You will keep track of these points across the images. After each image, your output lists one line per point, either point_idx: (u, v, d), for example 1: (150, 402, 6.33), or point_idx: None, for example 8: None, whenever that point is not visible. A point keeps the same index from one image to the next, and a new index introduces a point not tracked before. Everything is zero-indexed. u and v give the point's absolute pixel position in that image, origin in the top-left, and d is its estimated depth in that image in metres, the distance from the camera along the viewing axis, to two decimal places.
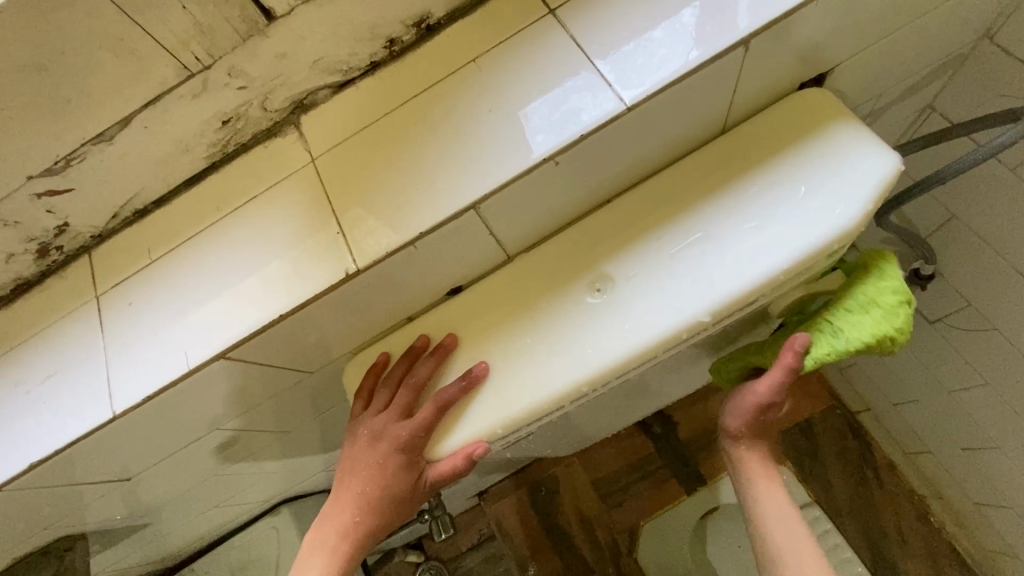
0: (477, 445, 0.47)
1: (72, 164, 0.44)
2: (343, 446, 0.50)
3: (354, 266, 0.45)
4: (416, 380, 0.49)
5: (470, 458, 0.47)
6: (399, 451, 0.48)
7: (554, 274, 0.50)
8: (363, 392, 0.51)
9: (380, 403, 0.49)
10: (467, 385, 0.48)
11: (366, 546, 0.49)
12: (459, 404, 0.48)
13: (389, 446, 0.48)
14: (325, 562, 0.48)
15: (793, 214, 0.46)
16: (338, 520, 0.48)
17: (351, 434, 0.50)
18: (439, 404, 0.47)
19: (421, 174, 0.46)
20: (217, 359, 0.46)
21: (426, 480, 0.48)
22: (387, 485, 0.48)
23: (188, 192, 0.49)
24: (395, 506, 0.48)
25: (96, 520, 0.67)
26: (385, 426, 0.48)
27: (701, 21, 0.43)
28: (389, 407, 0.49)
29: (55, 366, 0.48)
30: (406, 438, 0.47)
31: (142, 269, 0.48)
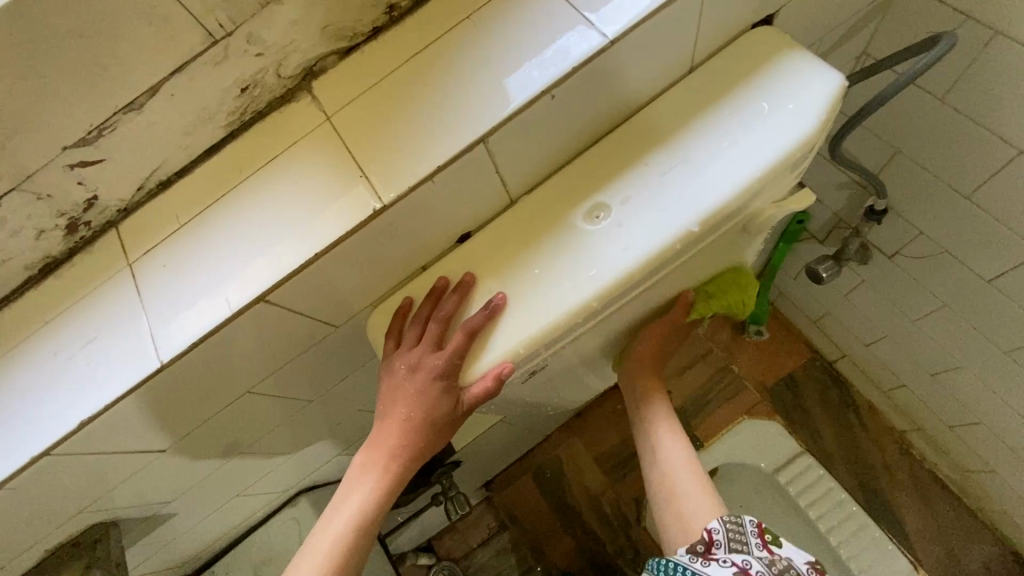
0: (503, 365, 0.51)
1: (104, 134, 0.47)
2: (379, 383, 0.53)
3: (377, 206, 0.49)
4: (446, 312, 0.53)
5: (499, 378, 0.51)
6: (435, 379, 0.51)
7: (555, 209, 0.55)
8: (398, 328, 0.54)
9: (414, 337, 0.53)
10: (490, 312, 0.52)
11: (407, 470, 0.52)
12: (485, 331, 0.52)
13: (425, 376, 0.51)
14: (370, 484, 0.51)
15: (759, 130, 0.52)
16: (381, 445, 0.52)
17: (387, 371, 0.53)
18: (467, 331, 0.51)
19: (430, 121, 0.50)
20: (255, 304, 0.49)
21: (459, 405, 0.52)
22: (425, 411, 0.51)
23: (209, 160, 0.53)
24: (433, 432, 0.52)
25: (125, 508, 0.68)
26: (420, 355, 0.52)
27: None
28: (421, 341, 0.52)
29: (94, 332, 0.50)
30: (440, 364, 0.51)
31: (172, 234, 0.51)
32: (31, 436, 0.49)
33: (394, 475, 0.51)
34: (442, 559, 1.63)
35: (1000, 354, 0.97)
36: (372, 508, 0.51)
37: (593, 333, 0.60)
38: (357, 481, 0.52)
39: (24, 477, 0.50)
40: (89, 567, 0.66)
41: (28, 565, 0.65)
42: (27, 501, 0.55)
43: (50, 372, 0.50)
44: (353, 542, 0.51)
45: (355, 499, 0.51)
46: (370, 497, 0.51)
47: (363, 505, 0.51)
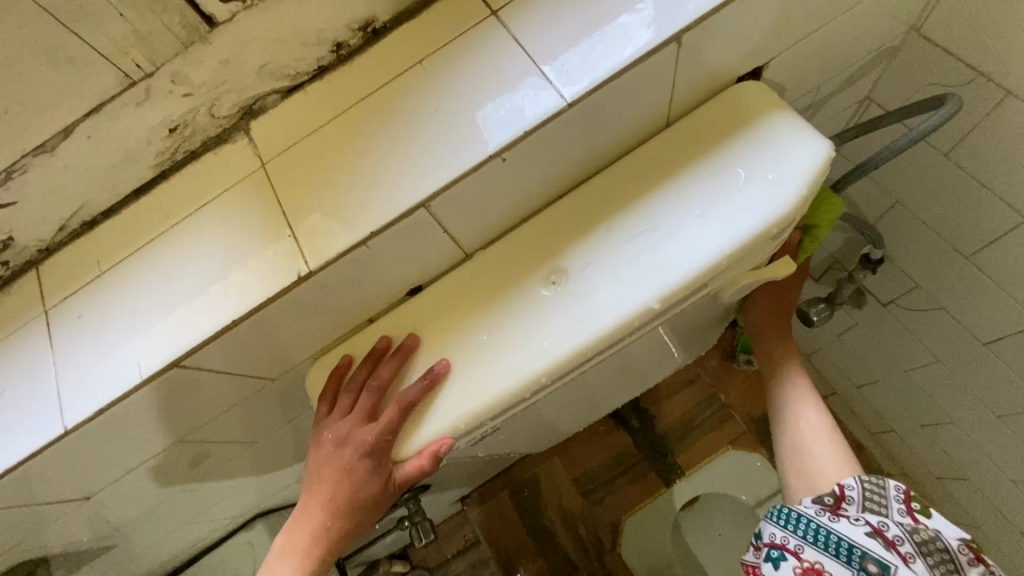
0: (441, 441, 0.48)
1: (14, 176, 0.43)
2: (307, 453, 0.50)
3: (305, 270, 0.45)
4: (382, 380, 0.49)
5: (436, 456, 0.48)
6: (364, 456, 0.47)
7: (509, 270, 0.51)
8: (331, 394, 0.51)
9: (346, 406, 0.49)
10: (428, 383, 0.48)
11: (334, 553, 0.48)
12: (421, 403, 0.48)
13: (354, 451, 0.47)
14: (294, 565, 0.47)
15: (734, 201, 0.47)
16: (305, 526, 0.48)
17: (316, 440, 0.49)
18: (402, 405, 0.47)
19: (373, 174, 0.46)
20: (172, 367, 0.45)
21: (391, 482, 0.48)
22: (354, 489, 0.47)
23: (138, 201, 0.49)
24: (362, 510, 0.48)
25: (58, 542, 0.65)
26: (351, 428, 0.48)
27: (636, 17, 0.45)
28: (353, 410, 0.49)
29: (3, 384, 0.47)
30: (373, 439, 0.47)
31: (92, 280, 0.48)
32: None
33: (319, 559, 0.47)
34: (416, 567, 1.58)
35: (991, 417, 0.93)
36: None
37: (549, 398, 0.56)
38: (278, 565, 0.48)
39: None
40: None
41: None
42: None
43: None
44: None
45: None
46: None
47: None
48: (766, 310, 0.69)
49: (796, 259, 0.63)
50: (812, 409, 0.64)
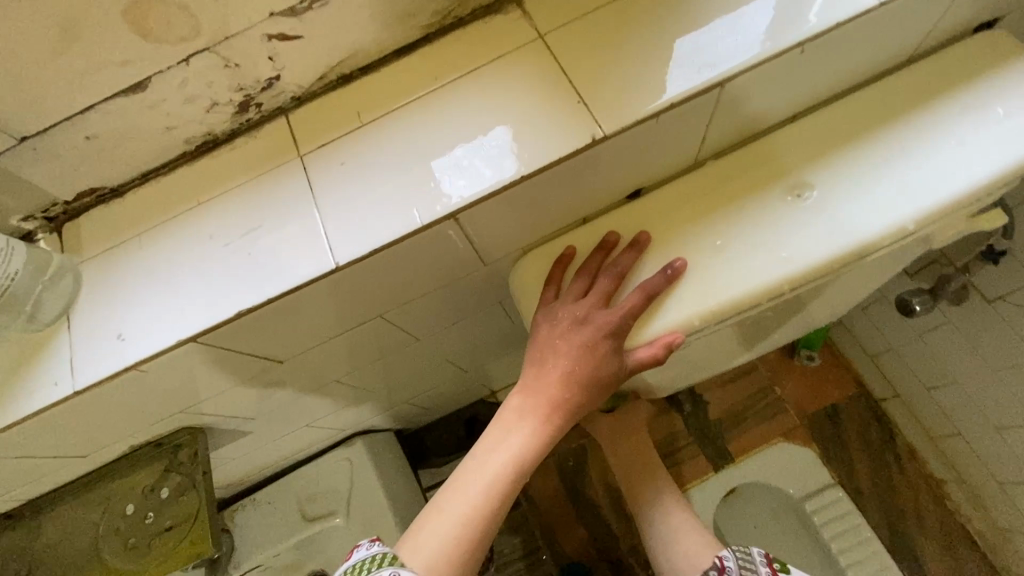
0: (675, 334, 0.48)
1: (313, 7, 0.42)
2: (535, 332, 0.50)
3: (598, 134, 0.44)
4: (621, 269, 0.49)
5: (670, 347, 0.47)
6: (606, 336, 0.47)
7: (746, 181, 0.52)
8: (559, 281, 0.52)
9: (582, 291, 0.50)
10: (669, 277, 0.48)
11: (563, 427, 0.48)
12: (660, 295, 0.49)
13: (594, 331, 0.48)
14: (526, 435, 0.47)
15: (993, 133, 0.48)
16: (539, 396, 0.48)
17: (547, 321, 0.50)
18: (646, 292, 0.48)
19: (657, 55, 0.46)
20: (446, 220, 0.45)
21: (625, 368, 0.48)
22: (592, 368, 0.48)
23: (396, 63, 0.49)
24: (595, 390, 0.48)
25: (216, 415, 0.63)
26: (591, 311, 0.49)
27: None
28: (589, 295, 0.50)
29: (260, 220, 0.47)
30: (615, 321, 0.48)
31: (351, 132, 0.48)
32: (173, 319, 0.45)
33: (552, 429, 0.48)
34: None
35: None
36: (525, 461, 0.47)
37: (747, 322, 0.57)
38: (511, 431, 0.48)
39: (156, 368, 0.46)
40: (168, 471, 0.62)
41: (110, 457, 0.62)
42: (137, 396, 0.51)
43: (198, 257, 0.47)
44: (502, 494, 0.46)
45: (508, 447, 0.47)
46: (526, 449, 0.47)
47: (517, 458, 0.47)
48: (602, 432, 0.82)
49: (613, 421, 0.81)
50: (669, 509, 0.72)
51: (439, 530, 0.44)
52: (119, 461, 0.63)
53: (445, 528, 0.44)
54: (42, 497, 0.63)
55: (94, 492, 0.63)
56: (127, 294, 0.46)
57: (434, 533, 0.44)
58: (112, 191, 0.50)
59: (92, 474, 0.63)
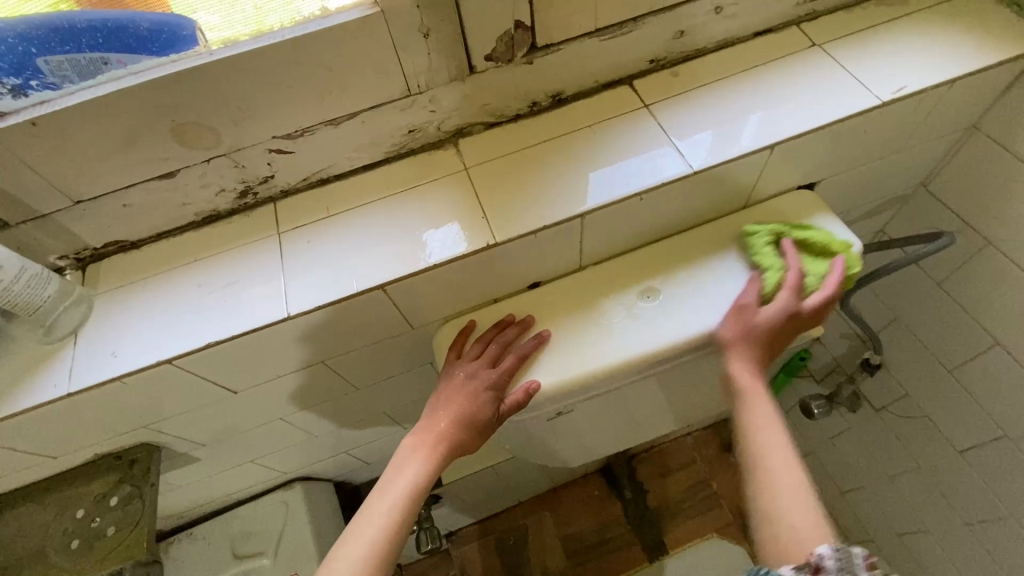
0: (842, 259, 0.63)
1: (303, 134, 0.61)
2: (438, 384, 0.64)
3: (492, 239, 0.60)
4: (500, 340, 0.65)
5: (528, 392, 0.61)
6: (488, 386, 0.62)
7: (613, 283, 0.68)
8: (460, 348, 0.67)
9: (471, 355, 0.65)
10: (537, 342, 0.64)
11: (449, 456, 0.61)
12: (530, 357, 0.64)
13: (478, 382, 0.62)
14: (422, 461, 0.60)
15: (787, 268, 0.66)
16: (432, 431, 0.61)
17: (446, 375, 0.65)
18: (518, 354, 0.63)
19: (543, 187, 0.63)
20: (377, 289, 0.59)
21: (500, 408, 0.62)
22: (475, 409, 0.61)
23: (362, 174, 0.67)
24: (476, 426, 0.62)
25: (173, 436, 0.74)
26: (475, 370, 0.63)
27: (755, 128, 0.64)
28: (480, 356, 0.64)
29: (239, 275, 0.62)
30: (490, 379, 0.62)
31: (319, 219, 0.64)
32: (156, 344, 0.58)
33: (440, 458, 0.61)
34: None
35: (963, 526, 1.03)
36: (421, 485, 0.59)
37: (619, 394, 0.70)
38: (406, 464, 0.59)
39: (134, 381, 0.58)
40: (121, 481, 0.72)
41: (75, 464, 0.72)
42: (111, 408, 0.62)
43: (185, 300, 0.61)
44: (399, 519, 0.56)
45: (411, 479, 0.58)
46: (422, 472, 0.59)
47: (415, 480, 0.58)
48: (751, 342, 0.61)
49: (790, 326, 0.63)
50: (767, 410, 0.58)
51: (354, 549, 0.53)
52: (80, 469, 0.73)
53: (352, 550, 0.53)
54: (8, 495, 0.73)
55: (53, 494, 0.72)
56: (124, 322, 0.60)
57: (347, 555, 0.53)
58: (129, 244, 0.65)
59: (56, 478, 0.73)
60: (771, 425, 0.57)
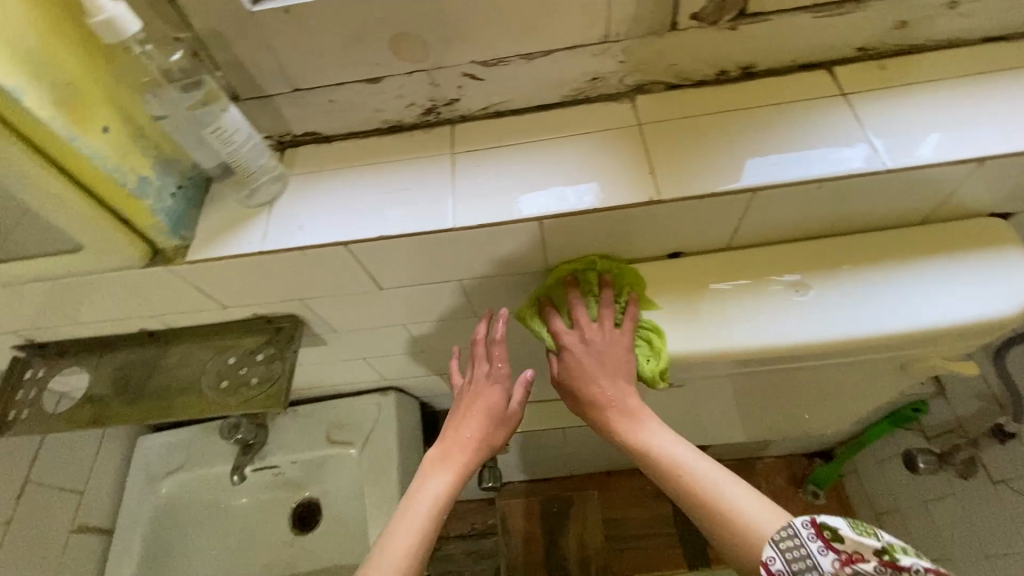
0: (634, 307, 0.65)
1: (498, 63, 0.64)
2: (456, 402, 0.71)
3: (656, 196, 0.61)
4: (496, 364, 0.70)
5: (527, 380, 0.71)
6: (498, 381, 0.70)
7: (758, 269, 0.67)
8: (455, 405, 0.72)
9: (469, 377, 0.72)
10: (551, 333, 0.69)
11: (475, 459, 0.67)
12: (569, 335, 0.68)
13: (495, 382, 0.70)
14: (449, 469, 0.65)
15: (958, 293, 0.62)
16: (455, 443, 0.67)
17: (461, 394, 0.72)
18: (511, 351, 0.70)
19: (716, 156, 0.62)
20: (535, 221, 0.62)
21: (512, 405, 0.70)
22: (489, 408, 0.69)
23: (536, 112, 0.70)
24: (496, 426, 0.69)
25: (315, 316, 0.83)
26: (472, 401, 0.69)
27: (963, 137, 0.60)
28: (489, 357, 0.71)
29: (412, 182, 0.67)
30: (496, 396, 0.70)
31: (490, 147, 0.68)
32: (334, 227, 0.65)
33: (467, 460, 0.66)
34: None
35: None
36: (450, 492, 0.64)
37: (745, 379, 0.70)
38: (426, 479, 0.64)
39: (310, 255, 0.66)
40: (267, 342, 0.83)
41: (234, 319, 0.83)
42: (283, 275, 0.71)
43: (362, 194, 0.67)
44: (432, 524, 0.61)
45: (438, 489, 0.63)
46: (450, 481, 0.64)
47: (444, 486, 0.64)
48: (614, 359, 0.64)
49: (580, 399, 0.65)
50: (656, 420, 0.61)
51: (394, 549, 0.58)
52: (235, 324, 0.84)
53: (380, 566, 0.57)
54: (176, 330, 0.85)
55: (213, 339, 0.85)
56: (309, 203, 0.68)
57: (388, 554, 0.57)
58: (322, 137, 0.72)
59: (215, 327, 0.85)
60: (676, 440, 0.59)
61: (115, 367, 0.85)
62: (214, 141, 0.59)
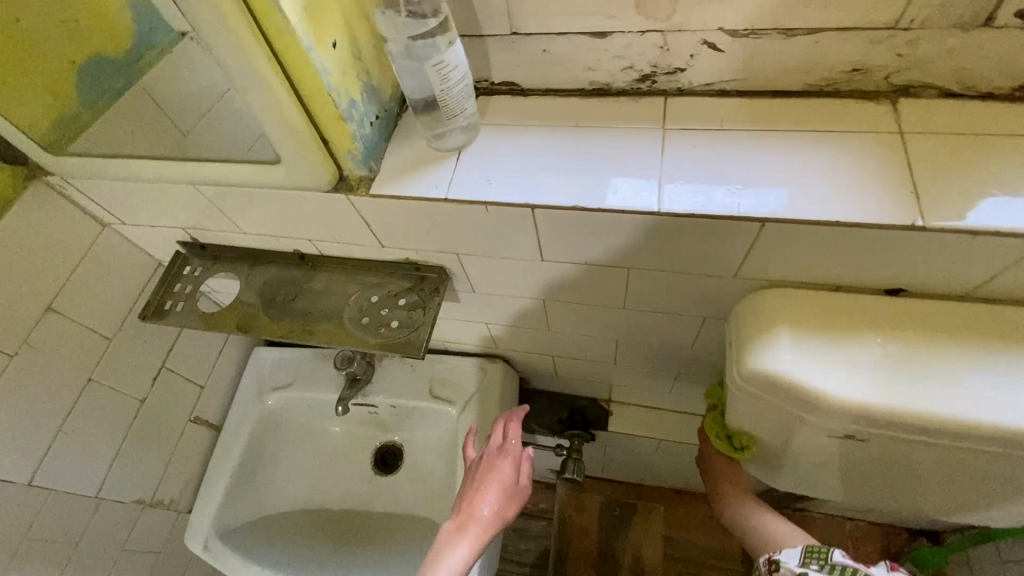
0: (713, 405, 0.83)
1: (749, 36, 0.56)
2: (464, 484, 0.79)
3: (920, 221, 0.51)
4: (512, 447, 0.81)
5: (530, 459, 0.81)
6: (501, 475, 0.78)
7: (1003, 332, 0.58)
8: (467, 477, 0.80)
9: (484, 454, 0.81)
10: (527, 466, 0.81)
11: (490, 534, 0.73)
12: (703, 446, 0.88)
13: (496, 482, 0.77)
14: (465, 544, 0.71)
15: None
16: (472, 519, 0.73)
17: (470, 473, 0.80)
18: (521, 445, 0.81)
19: (1003, 186, 0.51)
20: (759, 223, 0.54)
21: (520, 480, 0.79)
22: (500, 487, 0.77)
23: (767, 100, 0.61)
24: (509, 499, 0.76)
25: (462, 273, 0.81)
26: (492, 472, 0.78)
27: None
28: (490, 463, 0.80)
29: (614, 153, 0.61)
30: (510, 473, 0.78)
31: (709, 129, 0.60)
32: (526, 187, 0.61)
33: (483, 532, 0.72)
34: None
35: None
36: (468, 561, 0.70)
37: (953, 454, 0.60)
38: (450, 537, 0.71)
39: (493, 211, 0.62)
40: (411, 287, 0.83)
41: (383, 259, 0.83)
42: (454, 225, 0.68)
43: (559, 158, 0.62)
44: None
45: (457, 560, 0.69)
46: (468, 551, 0.70)
47: (461, 558, 0.70)
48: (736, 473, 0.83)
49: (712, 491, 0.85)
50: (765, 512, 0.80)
51: None
52: (381, 263, 0.84)
53: None
54: (324, 258, 0.86)
55: (359, 275, 0.85)
56: (500, 157, 0.64)
57: None
58: (520, 90, 0.68)
59: (361, 263, 0.85)
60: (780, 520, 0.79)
61: (264, 281, 0.88)
62: (430, 71, 0.56)
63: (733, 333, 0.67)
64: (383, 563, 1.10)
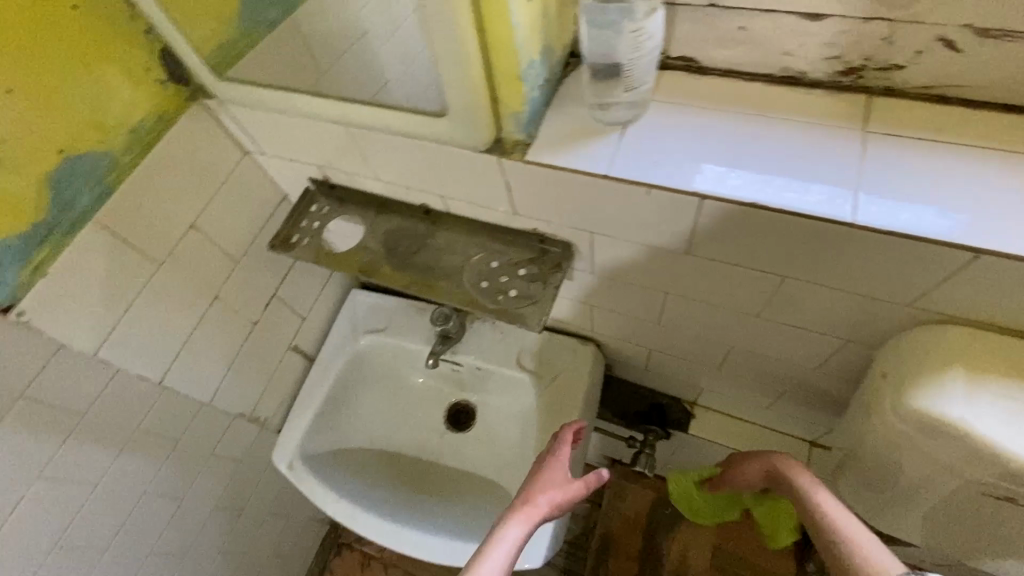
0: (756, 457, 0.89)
1: (1000, 38, 0.49)
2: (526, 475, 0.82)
3: None
4: (566, 451, 0.82)
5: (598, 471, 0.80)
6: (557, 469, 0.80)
7: None
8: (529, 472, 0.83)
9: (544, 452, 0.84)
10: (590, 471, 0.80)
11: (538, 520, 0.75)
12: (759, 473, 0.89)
13: (553, 476, 0.80)
14: (517, 524, 0.74)
15: None
16: (525, 504, 0.76)
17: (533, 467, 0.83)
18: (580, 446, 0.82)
19: None
20: (971, 253, 0.49)
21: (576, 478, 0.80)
22: (554, 481, 0.79)
23: (992, 114, 0.54)
24: (562, 493, 0.78)
25: (586, 254, 0.78)
26: (548, 470, 0.81)
27: None
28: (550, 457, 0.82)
29: (803, 152, 0.56)
30: (562, 469, 0.80)
31: (919, 138, 0.55)
32: (698, 176, 0.57)
33: (531, 514, 0.75)
34: None
35: None
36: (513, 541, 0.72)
37: None
38: (513, 523, 0.74)
39: (655, 196, 0.59)
40: (531, 260, 0.81)
41: (507, 227, 0.81)
42: (603, 205, 0.65)
43: (733, 150, 0.57)
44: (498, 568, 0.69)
45: (509, 538, 0.72)
46: (517, 533, 0.73)
47: (511, 539, 0.72)
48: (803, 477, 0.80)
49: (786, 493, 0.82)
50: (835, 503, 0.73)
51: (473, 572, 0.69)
52: (504, 230, 0.82)
53: None
54: (447, 216, 0.86)
55: (480, 239, 0.84)
56: (670, 139, 0.60)
57: None
58: (696, 67, 0.63)
59: (484, 227, 0.84)
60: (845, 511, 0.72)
61: (388, 230, 0.90)
62: (624, 38, 0.54)
63: (891, 364, 0.63)
64: (448, 514, 1.15)
